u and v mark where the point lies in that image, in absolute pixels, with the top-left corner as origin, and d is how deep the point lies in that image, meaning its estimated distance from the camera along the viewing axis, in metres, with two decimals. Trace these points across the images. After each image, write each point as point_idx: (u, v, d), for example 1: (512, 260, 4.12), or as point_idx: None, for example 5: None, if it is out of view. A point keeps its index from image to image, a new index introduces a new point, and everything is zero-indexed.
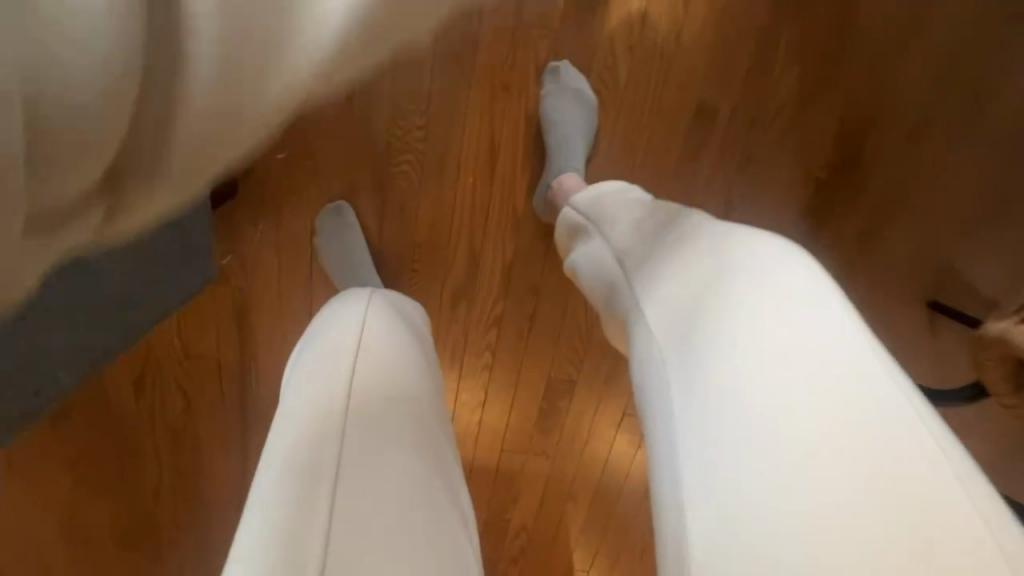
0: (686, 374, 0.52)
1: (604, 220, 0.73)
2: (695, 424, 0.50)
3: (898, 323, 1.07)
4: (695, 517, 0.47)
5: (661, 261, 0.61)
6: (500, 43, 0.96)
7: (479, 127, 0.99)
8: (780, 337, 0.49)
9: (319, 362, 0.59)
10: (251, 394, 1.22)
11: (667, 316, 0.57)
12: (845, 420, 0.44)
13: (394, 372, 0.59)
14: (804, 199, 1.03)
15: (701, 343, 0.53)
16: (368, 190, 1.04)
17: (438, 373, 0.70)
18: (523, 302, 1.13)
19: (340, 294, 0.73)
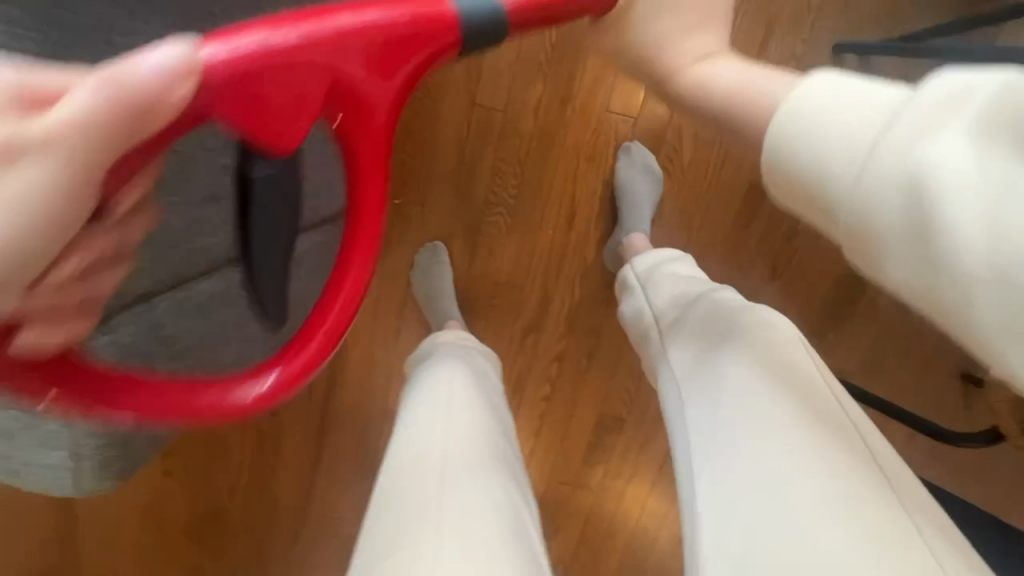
0: (703, 420, 0.68)
1: (650, 285, 0.90)
2: (711, 455, 0.65)
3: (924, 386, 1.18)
4: (710, 531, 0.62)
5: (685, 329, 0.77)
6: (586, 124, 1.14)
7: (563, 190, 1.17)
8: (773, 389, 0.64)
9: (418, 418, 0.80)
10: (334, 404, 1.38)
11: (690, 367, 0.73)
12: (833, 468, 0.58)
13: (463, 421, 0.79)
14: (842, 270, 1.17)
15: (714, 391, 0.68)
16: (461, 235, 1.22)
17: (502, 418, 0.89)
18: (584, 341, 1.28)
19: (426, 365, 0.95)
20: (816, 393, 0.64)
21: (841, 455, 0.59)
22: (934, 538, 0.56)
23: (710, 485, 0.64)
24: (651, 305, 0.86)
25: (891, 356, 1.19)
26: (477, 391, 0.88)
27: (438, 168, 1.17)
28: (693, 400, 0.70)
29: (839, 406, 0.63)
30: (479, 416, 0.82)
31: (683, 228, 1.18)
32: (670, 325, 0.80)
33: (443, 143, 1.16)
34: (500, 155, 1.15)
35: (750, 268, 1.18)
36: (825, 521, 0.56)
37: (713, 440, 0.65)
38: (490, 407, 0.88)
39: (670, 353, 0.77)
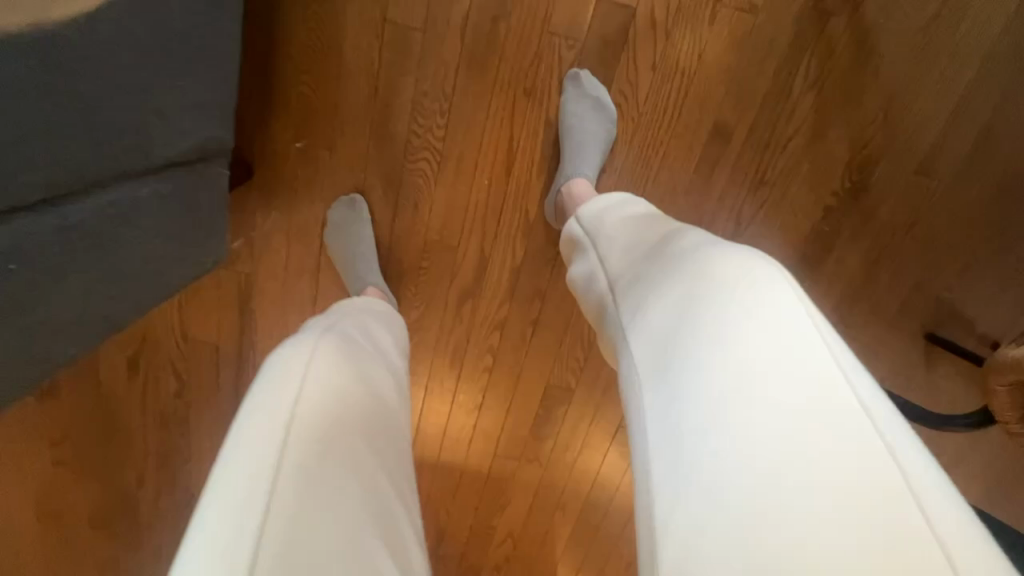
0: (664, 387, 0.53)
1: (603, 238, 0.74)
2: (672, 428, 0.51)
3: (889, 347, 1.11)
4: (669, 527, 0.47)
5: (645, 289, 0.62)
6: (526, 48, 0.94)
7: (499, 130, 0.98)
8: (755, 344, 0.50)
9: (278, 370, 0.61)
10: (246, 382, 1.20)
11: (651, 328, 0.58)
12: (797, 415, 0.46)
13: (345, 392, 0.62)
14: (811, 223, 1.05)
15: (681, 354, 0.54)
16: (381, 185, 1.03)
17: (393, 400, 0.71)
18: (528, 307, 1.13)
19: (319, 320, 0.76)
20: (789, 329, 0.51)
21: (830, 429, 0.45)
22: (932, 490, 0.41)
23: (661, 459, 0.50)
24: (605, 262, 0.71)
25: (859, 316, 1.10)
26: (352, 357, 0.69)
27: (348, 102, 0.96)
28: (649, 363, 0.56)
29: (837, 363, 0.49)
30: (360, 387, 0.65)
31: (639, 176, 1.02)
32: (626, 285, 0.65)
33: (352, 69, 0.95)
34: (423, 86, 0.95)
35: (712, 221, 1.05)
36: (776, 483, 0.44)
37: (675, 411, 0.51)
38: (379, 383, 0.70)
39: (622, 307, 0.64)
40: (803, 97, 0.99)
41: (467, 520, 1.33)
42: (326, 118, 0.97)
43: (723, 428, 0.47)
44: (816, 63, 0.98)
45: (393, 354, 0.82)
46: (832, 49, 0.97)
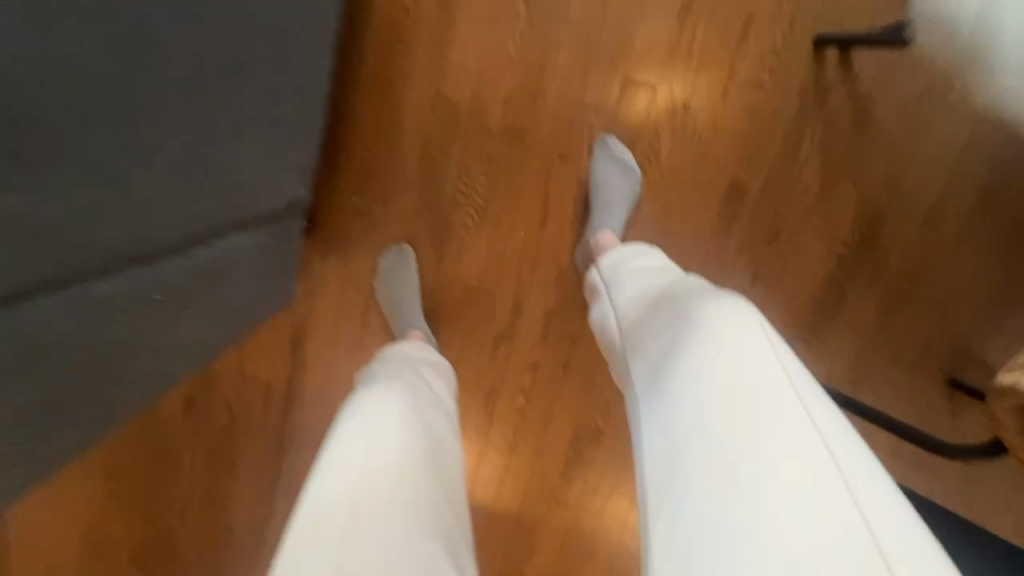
0: (658, 416, 0.61)
1: (615, 284, 0.83)
2: (665, 452, 0.58)
3: (909, 391, 1.15)
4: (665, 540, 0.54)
5: (643, 327, 0.70)
6: (560, 118, 1.08)
7: (535, 189, 1.10)
8: (731, 374, 0.57)
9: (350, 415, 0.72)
10: (292, 419, 1.28)
11: (647, 363, 0.66)
12: (772, 459, 0.52)
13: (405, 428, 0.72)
14: (825, 272, 1.13)
15: (670, 386, 0.61)
16: (428, 236, 1.14)
17: (444, 433, 0.81)
18: (559, 349, 1.21)
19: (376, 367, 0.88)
20: (758, 360, 0.57)
21: (795, 448, 0.52)
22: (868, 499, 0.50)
23: (656, 479, 0.58)
24: (615, 306, 0.80)
25: (878, 360, 1.14)
26: (409, 398, 0.79)
27: (403, 165, 1.10)
28: (647, 396, 0.64)
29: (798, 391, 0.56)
30: (416, 423, 0.74)
31: (662, 229, 1.12)
32: (630, 325, 0.73)
33: (407, 135, 1.08)
34: (469, 151, 1.08)
35: (732, 270, 1.13)
36: (754, 492, 0.51)
37: (667, 437, 0.58)
38: (431, 418, 0.80)
39: (629, 353, 0.71)
40: (810, 159, 1.09)
41: (497, 564, 1.34)
42: (383, 178, 1.11)
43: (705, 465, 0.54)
44: (820, 130, 1.09)
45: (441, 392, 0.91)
46: (834, 118, 1.08)
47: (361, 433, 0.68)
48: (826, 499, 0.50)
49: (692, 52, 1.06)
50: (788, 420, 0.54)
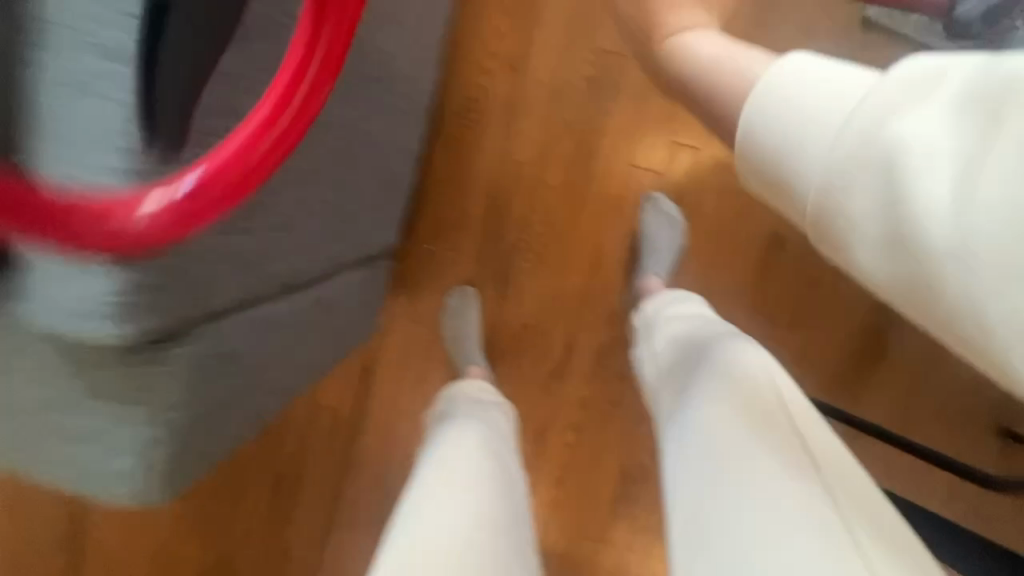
0: (674, 445, 0.71)
1: (650, 331, 0.96)
2: (676, 475, 0.69)
3: (952, 435, 1.18)
4: (679, 550, 0.64)
5: (670, 370, 0.83)
6: (611, 177, 1.20)
7: (586, 238, 1.22)
8: (723, 404, 0.67)
9: (426, 456, 0.90)
10: (355, 448, 1.37)
11: (671, 399, 0.79)
12: (757, 474, 0.60)
13: (467, 459, 0.86)
14: (866, 319, 1.19)
15: (680, 420, 0.72)
16: (489, 279, 1.25)
17: (505, 464, 0.93)
18: (608, 387, 1.28)
19: (448, 411, 1.05)
20: (745, 388, 0.67)
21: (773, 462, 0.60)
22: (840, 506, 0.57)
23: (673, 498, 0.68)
24: (649, 350, 0.93)
25: (920, 404, 1.19)
26: (475, 434, 0.94)
27: (469, 217, 1.23)
28: (668, 425, 0.75)
29: (781, 412, 0.64)
30: (476, 455, 0.88)
31: (706, 275, 1.21)
32: (660, 367, 0.87)
33: (474, 191, 1.22)
34: (529, 206, 1.21)
35: (774, 315, 1.20)
36: (741, 500, 0.59)
37: (678, 463, 0.69)
38: (494, 451, 0.93)
39: (659, 390, 0.84)
40: None
41: None
42: (451, 228, 1.24)
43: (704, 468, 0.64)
44: None
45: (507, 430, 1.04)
46: None
47: (443, 464, 0.85)
48: (801, 505, 0.57)
49: None
50: (768, 438, 0.62)
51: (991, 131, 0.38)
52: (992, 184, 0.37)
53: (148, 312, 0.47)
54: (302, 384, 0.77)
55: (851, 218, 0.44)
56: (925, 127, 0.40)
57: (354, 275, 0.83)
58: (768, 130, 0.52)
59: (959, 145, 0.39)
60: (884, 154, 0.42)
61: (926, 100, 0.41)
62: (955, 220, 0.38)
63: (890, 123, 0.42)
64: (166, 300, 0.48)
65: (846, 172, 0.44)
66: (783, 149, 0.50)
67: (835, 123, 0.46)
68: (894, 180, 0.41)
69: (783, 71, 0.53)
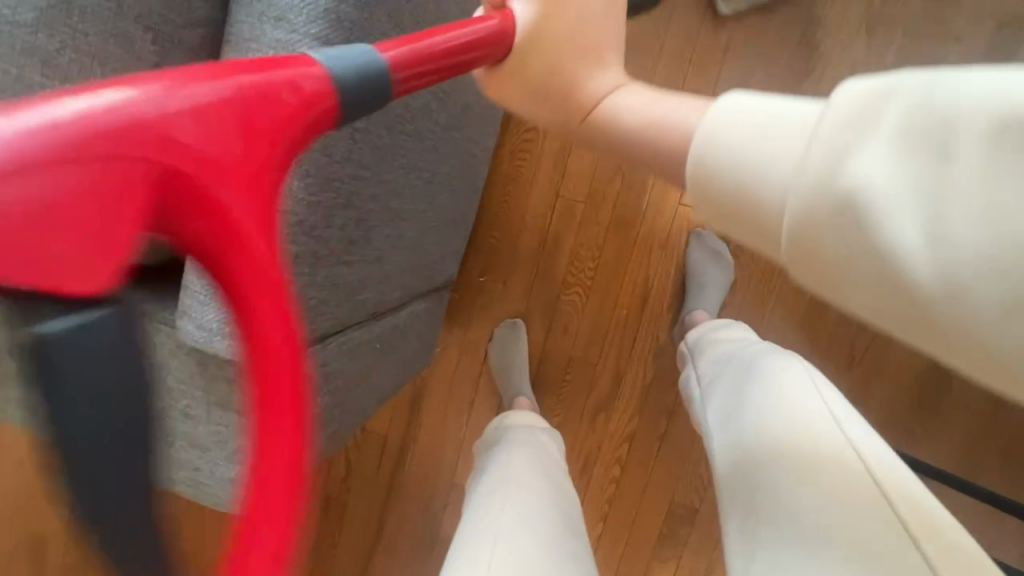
0: (725, 456, 0.78)
1: (695, 353, 1.04)
2: (730, 486, 0.75)
3: (1019, 482, 1.14)
4: (740, 552, 0.71)
5: (713, 388, 0.90)
6: (659, 216, 1.23)
7: (634, 274, 1.25)
8: (769, 418, 0.72)
9: (484, 469, 0.99)
10: (402, 475, 1.39)
11: (714, 413, 0.86)
12: (808, 481, 0.65)
13: (515, 465, 0.94)
14: (923, 360, 1.17)
15: (730, 436, 0.78)
16: (539, 313, 1.29)
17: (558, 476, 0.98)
18: (655, 423, 1.28)
19: (499, 427, 1.13)
20: (789, 404, 0.72)
21: (822, 467, 0.65)
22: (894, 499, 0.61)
23: (726, 507, 0.75)
24: (696, 371, 1.00)
25: (985, 448, 1.15)
26: (525, 447, 1.02)
27: (521, 252, 1.28)
28: (714, 436, 0.83)
29: (825, 421, 0.68)
30: (525, 463, 0.95)
31: (756, 312, 1.21)
32: (705, 385, 0.94)
33: (526, 228, 1.27)
34: (579, 243, 1.25)
35: (826, 354, 1.19)
36: (797, 506, 0.65)
37: (732, 472, 0.75)
38: (547, 464, 0.99)
39: (706, 406, 0.89)
40: None
41: None
42: (503, 262, 1.29)
43: (768, 492, 0.69)
44: None
45: (553, 445, 1.10)
46: None
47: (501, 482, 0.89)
48: (857, 505, 0.62)
49: None
50: (815, 445, 0.67)
51: (940, 169, 0.34)
52: (992, 223, 0.32)
53: None
54: (371, 410, 0.81)
55: (828, 269, 0.39)
56: (878, 162, 0.36)
57: (421, 306, 0.88)
58: (719, 169, 0.47)
59: (922, 177, 0.35)
60: (841, 199, 0.37)
61: (872, 132, 0.37)
62: (934, 254, 0.34)
63: (845, 166, 0.37)
64: None
65: (812, 211, 0.39)
66: (746, 181, 0.44)
67: (787, 166, 0.41)
68: (861, 220, 0.36)
69: (721, 128, 0.48)
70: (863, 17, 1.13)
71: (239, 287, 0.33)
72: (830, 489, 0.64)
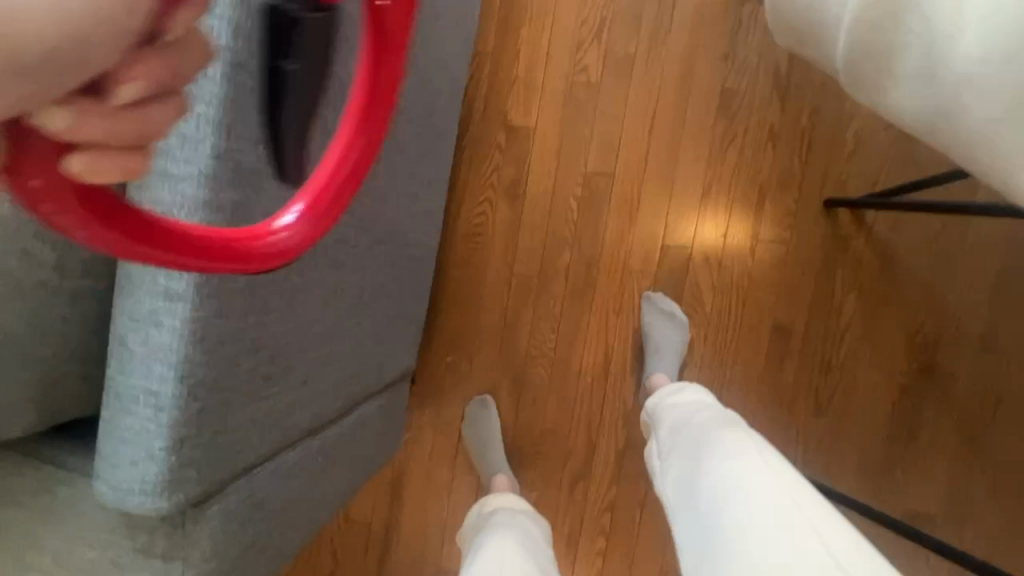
0: (689, 514, 0.83)
1: (660, 419, 1.05)
2: (695, 542, 0.80)
3: (1006, 519, 1.12)
4: None
5: (672, 458, 0.93)
6: (612, 282, 1.27)
7: (596, 339, 1.28)
8: (725, 476, 0.80)
9: (473, 553, 0.98)
10: (388, 566, 1.35)
11: (676, 479, 0.90)
12: (758, 529, 0.71)
13: (506, 547, 0.95)
14: (890, 401, 1.17)
15: (694, 495, 0.84)
16: (507, 386, 1.31)
17: (540, 558, 0.96)
18: (634, 489, 1.27)
19: (486, 508, 1.12)
20: (739, 462, 0.80)
21: (768, 517, 0.72)
22: (834, 544, 0.67)
23: (693, 564, 0.80)
24: (660, 440, 1.01)
25: (967, 486, 1.14)
26: (511, 531, 1.00)
27: (484, 328, 1.31)
28: (678, 498, 0.88)
29: (771, 477, 0.76)
30: (513, 546, 0.95)
31: (717, 368, 1.22)
32: (667, 454, 0.96)
33: (485, 305, 1.31)
34: (537, 316, 1.29)
35: (792, 403, 1.19)
36: (750, 554, 0.70)
37: (696, 527, 0.81)
38: (528, 546, 0.98)
39: (669, 479, 0.92)
40: (846, 299, 1.18)
41: None
42: (469, 339, 1.32)
43: (727, 532, 0.75)
44: (849, 272, 1.18)
45: (535, 528, 1.07)
46: (861, 261, 1.18)
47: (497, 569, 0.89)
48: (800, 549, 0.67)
49: (722, 211, 1.22)
50: (762, 496, 0.74)
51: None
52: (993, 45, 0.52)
53: (187, 471, 0.49)
54: (322, 518, 0.82)
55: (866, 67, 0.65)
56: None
57: (370, 407, 0.90)
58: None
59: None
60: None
61: None
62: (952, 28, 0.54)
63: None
64: (195, 471, 0.50)
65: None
66: None
67: None
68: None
69: None
70: (774, 82, 1.20)
71: (389, 23, 0.40)
72: (776, 535, 0.69)
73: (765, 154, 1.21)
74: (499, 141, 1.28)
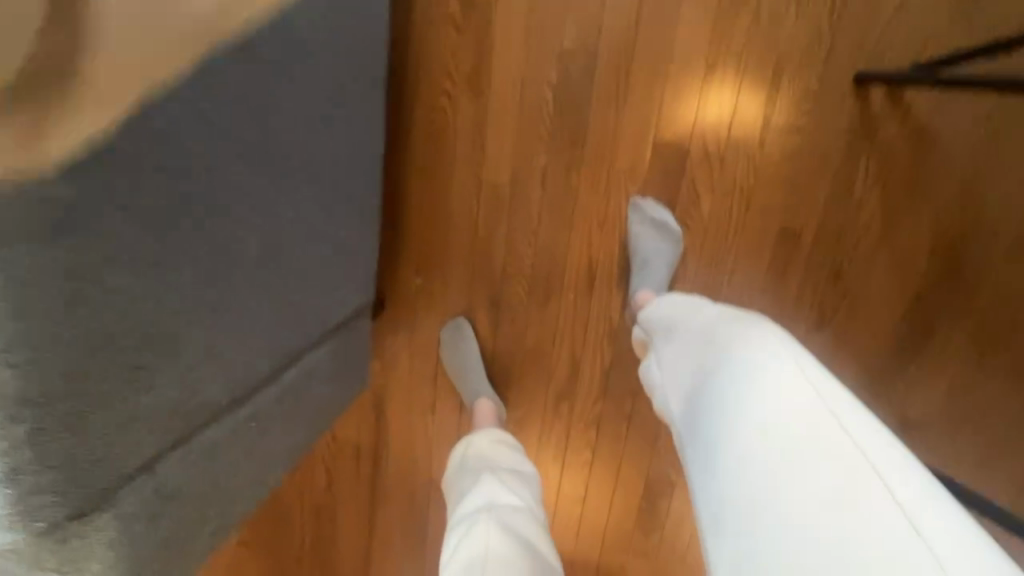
0: (685, 431, 0.68)
1: (650, 319, 0.88)
2: (691, 464, 0.65)
3: (1006, 424, 1.08)
4: (707, 536, 0.60)
5: (667, 364, 0.77)
6: (596, 187, 1.10)
7: (579, 252, 1.14)
8: (723, 379, 0.64)
9: (465, 486, 0.96)
10: (380, 478, 1.37)
11: (670, 390, 0.74)
12: (764, 436, 0.56)
13: (490, 480, 0.93)
14: (901, 309, 1.06)
15: (690, 407, 0.68)
16: (484, 306, 1.21)
17: (517, 494, 0.93)
18: (620, 403, 1.23)
19: (469, 439, 1.08)
20: (735, 356, 0.65)
21: (775, 419, 0.56)
22: (859, 434, 0.52)
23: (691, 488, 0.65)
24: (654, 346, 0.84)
25: (972, 394, 1.07)
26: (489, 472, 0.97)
27: (453, 245, 1.17)
28: (673, 412, 0.72)
29: (772, 363, 0.60)
30: (497, 482, 0.93)
31: (712, 280, 1.09)
32: (660, 361, 0.80)
33: (455, 218, 1.15)
34: (513, 230, 1.14)
35: (794, 312, 1.08)
36: (763, 474, 0.55)
37: (691, 446, 0.66)
38: (505, 481, 0.95)
39: (661, 389, 0.77)
40: (867, 196, 1.02)
41: None
42: (438, 258, 1.19)
43: (728, 462, 0.59)
44: (875, 164, 1.00)
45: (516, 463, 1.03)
46: (890, 151, 0.99)
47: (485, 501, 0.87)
48: (822, 451, 0.53)
49: (727, 94, 1.01)
50: (764, 396, 0.59)
51: None
52: None
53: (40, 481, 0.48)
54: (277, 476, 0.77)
55: None
56: None
57: (316, 357, 0.80)
58: None
59: None
60: None
61: None
62: None
63: None
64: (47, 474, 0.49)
65: None
66: None
67: None
68: None
69: None
70: None
71: None
72: (789, 445, 0.54)
73: (786, 16, 0.96)
74: (452, 15, 1.03)
